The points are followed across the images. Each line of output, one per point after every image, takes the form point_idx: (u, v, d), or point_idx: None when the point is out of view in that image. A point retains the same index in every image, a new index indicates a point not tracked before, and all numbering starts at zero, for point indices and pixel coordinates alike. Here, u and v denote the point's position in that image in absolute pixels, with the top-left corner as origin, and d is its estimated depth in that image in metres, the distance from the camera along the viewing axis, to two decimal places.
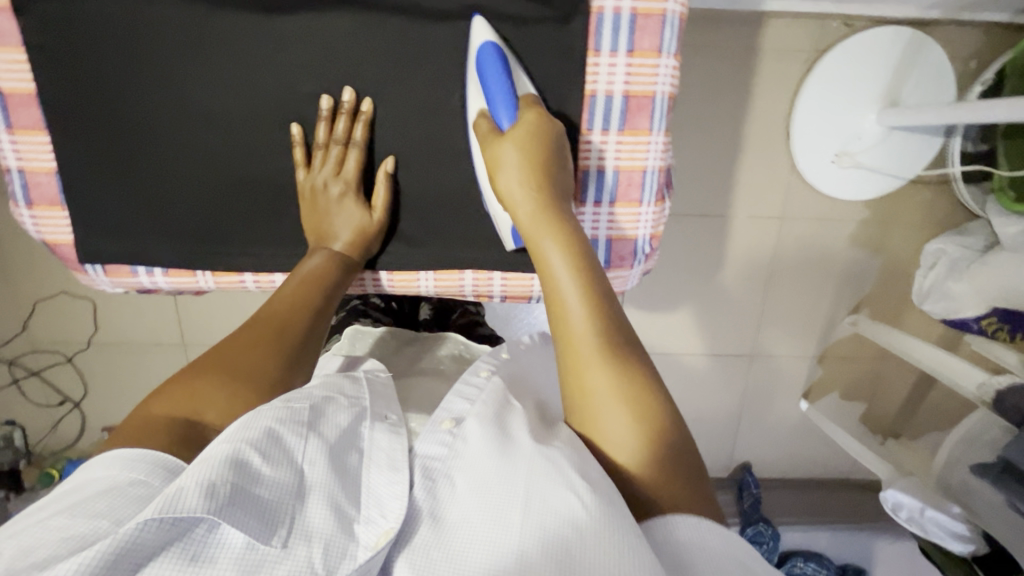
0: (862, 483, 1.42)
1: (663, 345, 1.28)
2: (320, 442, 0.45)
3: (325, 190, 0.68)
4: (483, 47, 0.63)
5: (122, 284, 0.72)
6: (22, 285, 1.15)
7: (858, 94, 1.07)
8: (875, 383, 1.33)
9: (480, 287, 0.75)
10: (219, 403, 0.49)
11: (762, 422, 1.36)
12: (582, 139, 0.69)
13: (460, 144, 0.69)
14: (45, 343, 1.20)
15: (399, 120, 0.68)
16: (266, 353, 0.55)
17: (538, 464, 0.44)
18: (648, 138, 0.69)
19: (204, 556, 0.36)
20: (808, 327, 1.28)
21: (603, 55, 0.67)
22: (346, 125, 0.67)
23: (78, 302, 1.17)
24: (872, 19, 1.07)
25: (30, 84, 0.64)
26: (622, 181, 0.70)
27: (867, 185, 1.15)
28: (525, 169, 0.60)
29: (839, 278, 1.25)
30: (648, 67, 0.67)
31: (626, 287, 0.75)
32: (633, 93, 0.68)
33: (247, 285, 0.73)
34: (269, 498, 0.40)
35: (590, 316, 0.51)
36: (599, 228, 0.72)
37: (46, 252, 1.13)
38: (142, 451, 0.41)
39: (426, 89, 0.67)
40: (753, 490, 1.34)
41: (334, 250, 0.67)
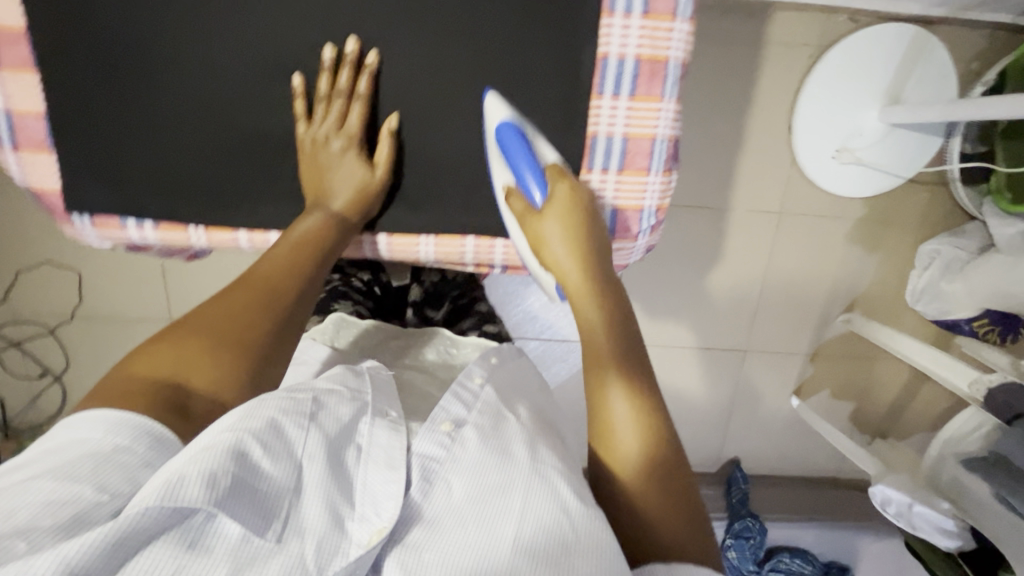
0: (848, 482, 1.42)
1: (655, 337, 1.27)
2: (320, 436, 0.44)
3: (328, 149, 0.67)
4: (501, 125, 0.65)
5: (110, 238, 0.69)
6: (4, 252, 1.12)
7: (862, 90, 1.07)
8: (865, 382, 1.34)
9: (481, 254, 0.73)
10: (202, 370, 0.48)
11: (752, 417, 1.36)
12: (591, 104, 0.68)
13: (465, 112, 0.68)
14: (27, 313, 1.16)
15: (403, 84, 0.67)
16: (252, 315, 0.53)
17: (532, 478, 0.45)
18: (659, 105, 0.68)
19: (197, 545, 0.35)
20: (802, 324, 1.29)
21: (616, 16, 0.65)
22: (348, 77, 0.65)
23: (62, 272, 1.14)
24: (878, 15, 1.07)
25: (20, 20, 0.62)
26: (630, 149, 0.69)
27: (867, 183, 1.15)
28: (566, 237, 0.63)
29: (835, 276, 1.25)
30: (662, 31, 0.66)
31: (629, 261, 0.73)
32: (645, 58, 0.66)
33: (241, 243, 0.71)
34: (266, 490, 0.39)
35: (628, 390, 0.54)
36: (605, 196, 0.71)
37: (31, 219, 1.10)
38: (125, 415, 0.41)
39: (433, 53, 0.66)
40: (742, 485, 1.33)
41: (334, 210, 0.66)
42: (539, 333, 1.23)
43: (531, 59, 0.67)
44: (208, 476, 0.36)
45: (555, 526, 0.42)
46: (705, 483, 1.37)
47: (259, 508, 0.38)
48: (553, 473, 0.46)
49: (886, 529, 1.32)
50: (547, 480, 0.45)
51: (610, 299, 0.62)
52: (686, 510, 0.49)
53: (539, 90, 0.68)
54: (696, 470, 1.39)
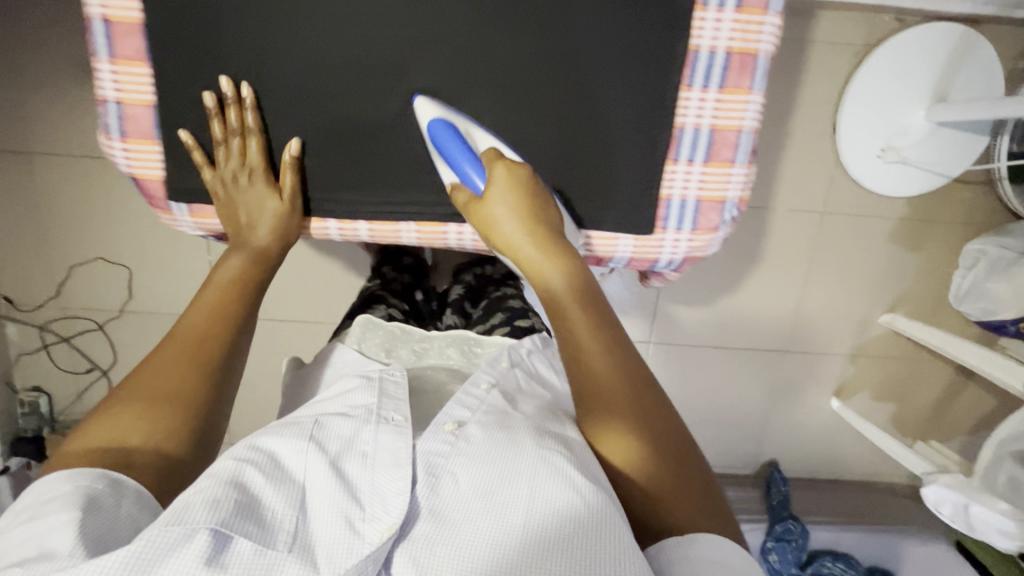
0: (886, 485, 1.41)
1: (694, 337, 1.27)
2: (322, 455, 0.50)
3: (240, 186, 0.68)
4: (433, 124, 0.64)
5: (205, 226, 0.73)
6: (58, 247, 1.14)
7: (909, 88, 1.07)
8: (905, 384, 1.33)
9: None
10: (140, 429, 0.50)
11: (791, 419, 1.35)
12: (680, 96, 0.66)
13: (556, 107, 0.67)
14: (77, 308, 1.18)
15: (490, 80, 0.66)
16: (184, 369, 0.55)
17: (535, 464, 0.48)
18: (747, 98, 0.66)
19: (216, 560, 0.41)
20: (842, 325, 1.28)
21: (710, 10, 0.63)
22: (236, 114, 0.66)
23: (114, 268, 1.16)
24: (923, 15, 1.08)
25: (136, 13, 0.63)
26: (717, 141, 0.68)
27: (911, 182, 1.14)
28: (514, 210, 0.63)
29: (876, 277, 1.24)
30: (754, 25, 0.64)
31: (708, 251, 0.72)
32: (736, 50, 0.65)
33: (331, 233, 0.74)
34: (271, 510, 0.46)
35: (602, 351, 0.54)
36: (690, 187, 0.70)
37: (87, 216, 1.12)
38: (70, 472, 0.46)
39: (526, 49, 0.65)
40: (782, 487, 1.32)
41: (256, 246, 0.68)
42: None
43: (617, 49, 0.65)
44: (213, 500, 0.43)
45: (559, 508, 0.46)
46: (743, 485, 1.36)
47: (265, 524, 0.44)
48: (557, 453, 0.49)
49: (929, 532, 1.30)
50: (550, 464, 0.48)
51: (566, 255, 0.61)
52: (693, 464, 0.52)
53: (622, 79, 0.66)
54: (733, 472, 1.38)
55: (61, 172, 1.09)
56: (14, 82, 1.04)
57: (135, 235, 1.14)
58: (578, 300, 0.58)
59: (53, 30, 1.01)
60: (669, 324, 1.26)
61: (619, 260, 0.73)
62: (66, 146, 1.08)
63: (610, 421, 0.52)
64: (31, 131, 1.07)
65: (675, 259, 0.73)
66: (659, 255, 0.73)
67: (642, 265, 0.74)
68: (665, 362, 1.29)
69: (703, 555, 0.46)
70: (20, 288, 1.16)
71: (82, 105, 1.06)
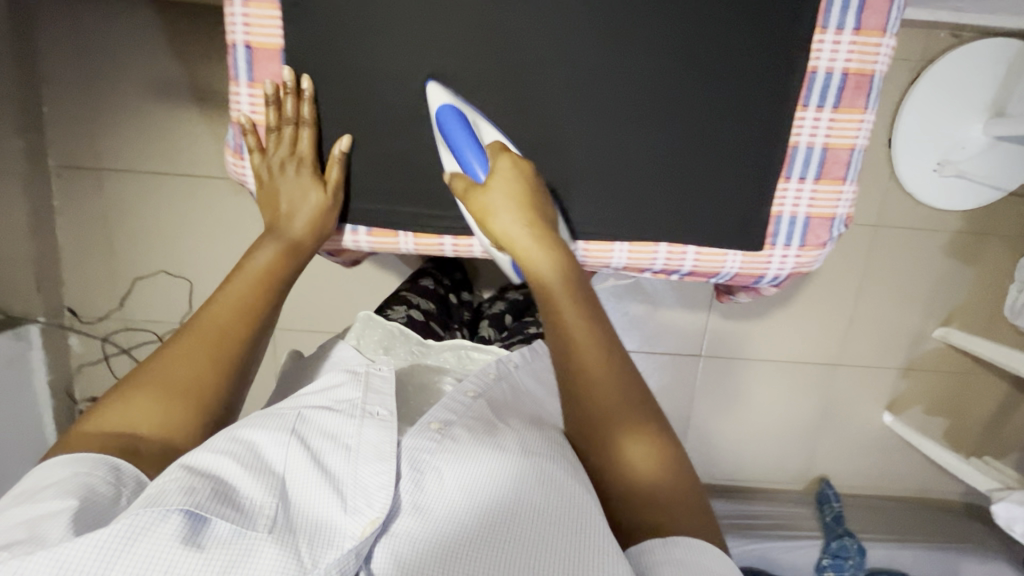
0: (938, 501, 1.39)
1: (746, 350, 1.27)
2: (303, 448, 0.51)
3: (285, 175, 0.62)
4: (442, 110, 0.59)
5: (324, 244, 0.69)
6: (122, 260, 1.16)
7: (967, 102, 1.07)
8: (960, 399, 1.31)
9: (670, 262, 0.64)
10: (153, 418, 0.52)
11: (843, 434, 1.34)
12: (795, 117, 0.60)
13: (689, 126, 0.60)
14: (138, 320, 1.20)
15: (607, 101, 0.60)
16: (199, 365, 0.55)
17: (520, 467, 0.51)
18: (862, 117, 0.60)
19: (193, 540, 0.42)
20: (894, 339, 1.27)
21: (828, 32, 0.58)
22: (292, 103, 0.61)
23: (175, 280, 1.18)
24: (979, 31, 1.09)
25: (277, 39, 0.60)
26: (829, 159, 0.61)
27: (967, 196, 1.14)
28: (515, 210, 0.58)
29: (930, 291, 1.24)
30: (871, 47, 0.58)
31: (816, 268, 0.64)
32: (853, 71, 0.58)
33: (445, 249, 0.68)
34: (249, 498, 0.46)
35: (607, 367, 0.54)
36: (799, 205, 0.62)
37: (152, 230, 1.15)
38: (77, 456, 0.48)
39: (649, 69, 0.59)
40: (834, 503, 1.30)
41: (293, 236, 0.63)
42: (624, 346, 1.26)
43: (740, 53, 0.58)
44: (187, 487, 0.44)
45: (539, 508, 0.49)
46: (793, 501, 1.34)
47: (244, 509, 0.45)
48: (542, 460, 0.52)
49: (988, 550, 1.27)
50: (534, 469, 0.51)
51: (568, 262, 0.58)
52: (684, 474, 0.54)
53: (746, 83, 0.59)
54: (783, 487, 1.37)
55: (131, 187, 1.12)
56: (91, 101, 1.07)
57: (196, 248, 1.16)
58: (578, 308, 0.56)
59: (129, 50, 1.05)
60: (720, 337, 1.26)
61: (724, 277, 0.65)
62: (136, 161, 1.11)
63: (611, 440, 0.53)
64: (103, 147, 1.10)
65: (780, 275, 0.65)
66: (766, 272, 0.65)
67: (746, 282, 0.66)
68: (717, 375, 1.29)
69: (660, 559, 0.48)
70: (86, 300, 1.18)
71: (154, 122, 1.09)
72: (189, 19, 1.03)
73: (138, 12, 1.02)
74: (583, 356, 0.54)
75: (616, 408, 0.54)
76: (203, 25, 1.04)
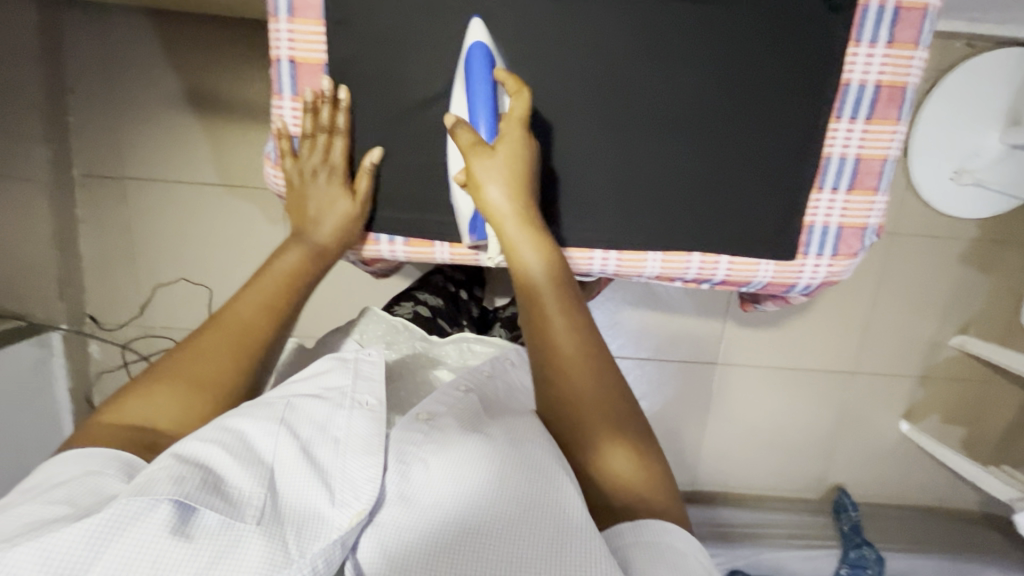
0: (956, 510, 1.38)
1: (762, 358, 1.27)
2: (293, 439, 0.49)
3: (317, 182, 0.63)
4: (473, 51, 0.57)
5: (361, 252, 0.69)
6: (144, 268, 1.17)
7: (984, 111, 1.08)
8: (979, 407, 1.30)
9: (704, 272, 0.64)
10: (173, 417, 0.51)
11: (860, 442, 1.33)
12: (828, 128, 0.60)
13: (726, 139, 0.60)
14: (157, 328, 1.20)
15: (645, 114, 0.60)
16: (222, 363, 0.54)
17: (513, 460, 0.48)
18: (895, 128, 0.61)
19: (181, 530, 0.41)
20: (911, 347, 1.27)
21: (862, 46, 0.58)
22: (331, 112, 0.61)
23: (195, 288, 1.19)
24: (995, 41, 1.09)
25: (321, 54, 0.61)
26: (861, 170, 0.61)
27: (983, 205, 1.14)
28: (509, 182, 0.57)
29: (947, 298, 1.24)
30: (904, 60, 0.58)
31: (847, 277, 0.64)
32: (886, 83, 0.59)
33: (480, 260, 0.68)
34: (237, 488, 0.45)
35: (585, 355, 0.53)
36: (831, 215, 0.63)
37: (173, 238, 1.16)
38: (92, 449, 0.47)
39: (685, 85, 0.59)
40: (852, 513, 1.29)
41: (319, 242, 0.63)
42: (640, 353, 1.26)
43: (780, 68, 0.59)
44: (177, 477, 0.43)
45: (535, 502, 0.46)
46: (810, 510, 1.34)
47: (232, 500, 0.44)
48: (533, 449, 0.50)
49: (1008, 561, 1.26)
50: (527, 462, 0.48)
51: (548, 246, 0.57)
52: (659, 471, 0.51)
53: (785, 98, 0.59)
54: (799, 497, 1.36)
55: (154, 196, 1.13)
56: (116, 112, 1.09)
57: (216, 256, 1.17)
58: (557, 292, 0.55)
59: (154, 62, 1.06)
60: (736, 345, 1.26)
61: (756, 286, 0.65)
62: (159, 171, 1.12)
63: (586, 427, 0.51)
64: (127, 157, 1.11)
65: (812, 284, 0.65)
66: (799, 280, 0.65)
67: (777, 290, 0.66)
68: (733, 383, 1.28)
69: (627, 538, 0.47)
70: (107, 307, 1.19)
71: (178, 133, 1.10)
72: (213, 31, 1.05)
73: (164, 25, 1.04)
74: (557, 342, 0.53)
75: (587, 403, 0.51)
76: (226, 36, 1.05)
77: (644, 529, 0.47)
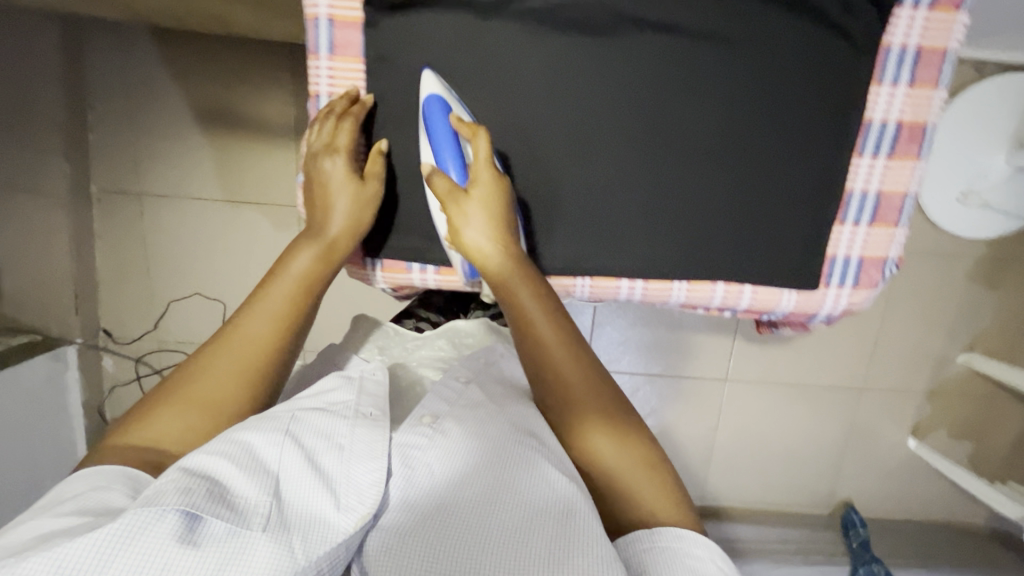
0: (963, 526, 1.38)
1: (772, 373, 1.28)
2: (298, 448, 0.48)
3: (322, 170, 0.60)
4: (428, 101, 0.57)
5: (392, 280, 0.68)
6: (160, 282, 1.18)
7: (993, 133, 1.10)
8: (988, 424, 1.30)
9: (728, 300, 0.65)
10: (178, 433, 0.51)
11: (869, 457, 1.34)
12: (851, 163, 0.62)
13: (754, 169, 0.62)
14: (171, 341, 1.21)
15: (675, 147, 0.61)
16: (225, 376, 0.54)
17: (515, 464, 0.50)
18: (915, 164, 0.63)
19: (189, 539, 0.40)
20: (918, 364, 1.28)
21: (884, 86, 0.61)
22: (342, 101, 0.61)
23: (210, 303, 1.19)
24: (1000, 66, 1.12)
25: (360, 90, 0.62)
26: (883, 204, 0.63)
27: (991, 224, 1.16)
28: (493, 223, 0.58)
29: (956, 315, 1.25)
30: (926, 100, 0.61)
31: (867, 307, 0.66)
32: (906, 122, 0.61)
33: None
34: (243, 497, 0.44)
35: (587, 383, 0.57)
36: (853, 248, 0.64)
37: (189, 253, 1.17)
38: (99, 469, 0.47)
39: (714, 121, 0.61)
40: (860, 528, 1.29)
41: (328, 238, 0.61)
42: (652, 369, 1.27)
43: (811, 101, 0.60)
44: (184, 488, 0.42)
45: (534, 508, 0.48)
46: (819, 525, 1.34)
47: (238, 509, 0.43)
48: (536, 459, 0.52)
49: None
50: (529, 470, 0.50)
51: (536, 281, 0.59)
52: (665, 474, 0.54)
53: (811, 131, 0.61)
54: (808, 512, 1.37)
55: (172, 212, 1.14)
56: (137, 130, 1.10)
57: (231, 271, 1.18)
58: (555, 328, 0.58)
59: (176, 82, 1.08)
60: (747, 361, 1.27)
61: (776, 314, 0.67)
62: (177, 187, 1.13)
63: (594, 445, 0.55)
64: (146, 174, 1.12)
65: (834, 313, 0.66)
66: (820, 308, 0.66)
67: (798, 319, 0.67)
68: (743, 399, 1.29)
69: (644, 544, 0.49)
70: (122, 321, 1.20)
71: (197, 151, 1.11)
72: (234, 51, 1.06)
73: (187, 46, 1.06)
74: (551, 354, 0.57)
75: (591, 419, 0.55)
76: (247, 56, 1.06)
77: (660, 536, 0.49)
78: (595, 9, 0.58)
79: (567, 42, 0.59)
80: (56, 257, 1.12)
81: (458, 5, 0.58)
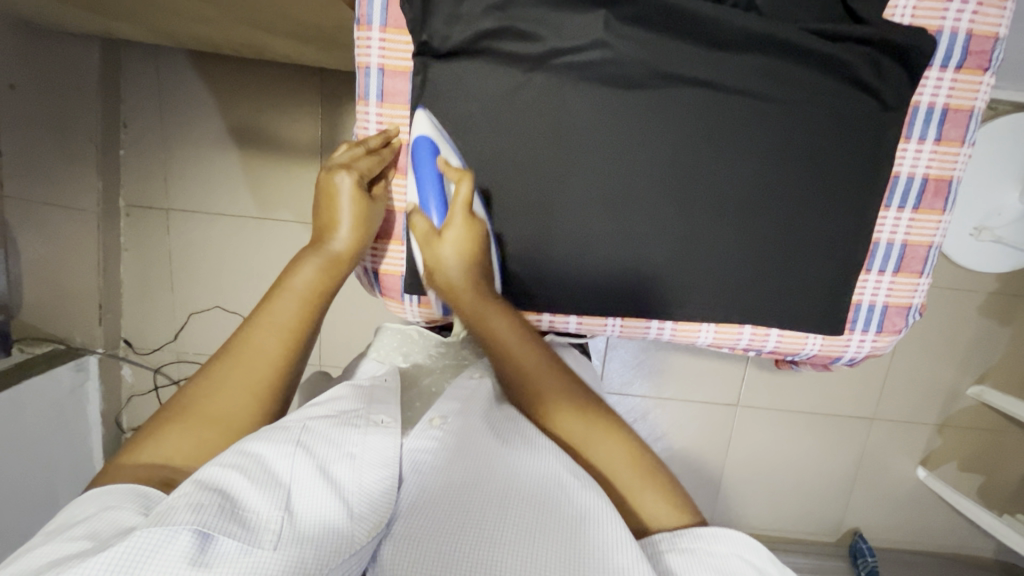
0: (971, 558, 1.38)
1: (783, 400, 1.29)
2: (309, 456, 0.46)
3: (334, 184, 0.60)
4: (418, 142, 0.59)
5: (428, 314, 0.71)
6: (182, 296, 1.20)
7: (1008, 170, 1.11)
8: (998, 457, 1.31)
9: (754, 342, 0.68)
10: (187, 452, 0.49)
11: (877, 487, 1.34)
12: (879, 215, 0.65)
13: (778, 218, 0.64)
14: (190, 353, 1.23)
15: (709, 196, 0.63)
16: (235, 395, 0.52)
17: (542, 492, 0.46)
18: (940, 218, 0.66)
19: (200, 560, 0.37)
20: (930, 396, 1.29)
21: (911, 143, 0.64)
22: (377, 139, 0.64)
23: (230, 316, 1.21)
24: (1015, 105, 1.14)
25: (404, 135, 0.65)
26: (907, 253, 0.67)
27: (1005, 259, 1.17)
28: (465, 265, 0.60)
29: (968, 348, 1.26)
30: (951, 156, 0.64)
31: (889, 352, 0.69)
32: (932, 177, 0.65)
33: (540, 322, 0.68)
34: (254, 512, 0.41)
35: (563, 414, 0.57)
36: (878, 295, 0.67)
37: (210, 267, 1.18)
38: (107, 488, 0.44)
39: (745, 173, 0.63)
40: (869, 558, 1.28)
41: (334, 252, 0.61)
42: (664, 392, 1.28)
43: (836, 149, 0.63)
44: (195, 504, 0.39)
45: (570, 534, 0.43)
46: (826, 554, 1.34)
47: (250, 525, 0.40)
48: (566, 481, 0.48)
49: None
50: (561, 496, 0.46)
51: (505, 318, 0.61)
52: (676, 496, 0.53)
53: (833, 178, 0.63)
54: (816, 539, 1.37)
55: (198, 228, 1.16)
56: (168, 149, 1.13)
57: (251, 285, 1.19)
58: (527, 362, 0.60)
59: (206, 104, 1.11)
60: (758, 387, 1.28)
61: (801, 356, 0.70)
62: (203, 204, 1.15)
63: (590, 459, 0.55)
64: (174, 192, 1.15)
65: (857, 356, 0.70)
66: (842, 353, 0.70)
67: (822, 360, 0.71)
68: (754, 425, 1.30)
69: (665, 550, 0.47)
70: (142, 333, 1.22)
71: (224, 170, 1.14)
72: (264, 75, 1.09)
73: (218, 69, 1.09)
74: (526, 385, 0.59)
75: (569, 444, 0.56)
76: (278, 80, 1.09)
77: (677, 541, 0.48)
78: (628, 61, 0.60)
79: (604, 92, 0.61)
80: (83, 270, 1.14)
81: (499, 55, 0.60)
